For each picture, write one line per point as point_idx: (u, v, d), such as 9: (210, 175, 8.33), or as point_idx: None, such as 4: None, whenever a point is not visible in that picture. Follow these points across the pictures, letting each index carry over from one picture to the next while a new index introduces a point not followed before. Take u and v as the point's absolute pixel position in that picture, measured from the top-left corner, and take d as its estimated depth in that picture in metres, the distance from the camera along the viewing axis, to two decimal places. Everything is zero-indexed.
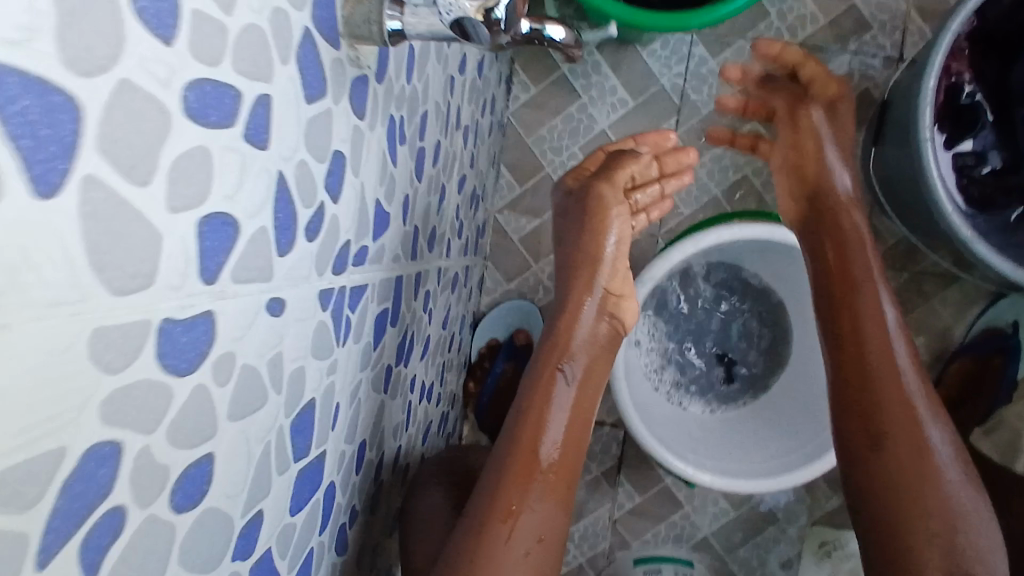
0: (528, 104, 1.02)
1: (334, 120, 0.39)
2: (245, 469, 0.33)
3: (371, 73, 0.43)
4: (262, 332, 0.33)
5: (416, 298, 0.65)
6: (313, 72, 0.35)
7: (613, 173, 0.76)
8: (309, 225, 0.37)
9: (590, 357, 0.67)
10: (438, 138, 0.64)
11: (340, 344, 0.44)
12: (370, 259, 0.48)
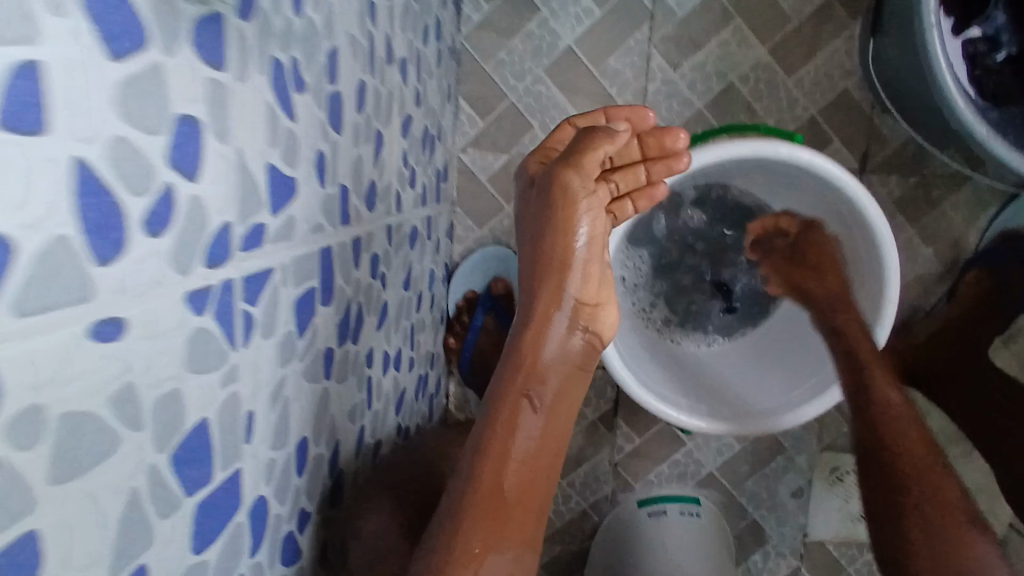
0: (482, 25, 0.90)
1: (171, 77, 0.30)
2: (100, 527, 0.28)
3: (226, 7, 0.34)
4: (93, 365, 0.26)
5: (358, 267, 0.58)
6: (116, 20, 0.26)
7: (588, 150, 0.57)
8: (150, 218, 0.29)
9: (561, 378, 0.55)
10: (361, 78, 0.55)
11: (239, 347, 0.37)
12: (272, 237, 0.41)
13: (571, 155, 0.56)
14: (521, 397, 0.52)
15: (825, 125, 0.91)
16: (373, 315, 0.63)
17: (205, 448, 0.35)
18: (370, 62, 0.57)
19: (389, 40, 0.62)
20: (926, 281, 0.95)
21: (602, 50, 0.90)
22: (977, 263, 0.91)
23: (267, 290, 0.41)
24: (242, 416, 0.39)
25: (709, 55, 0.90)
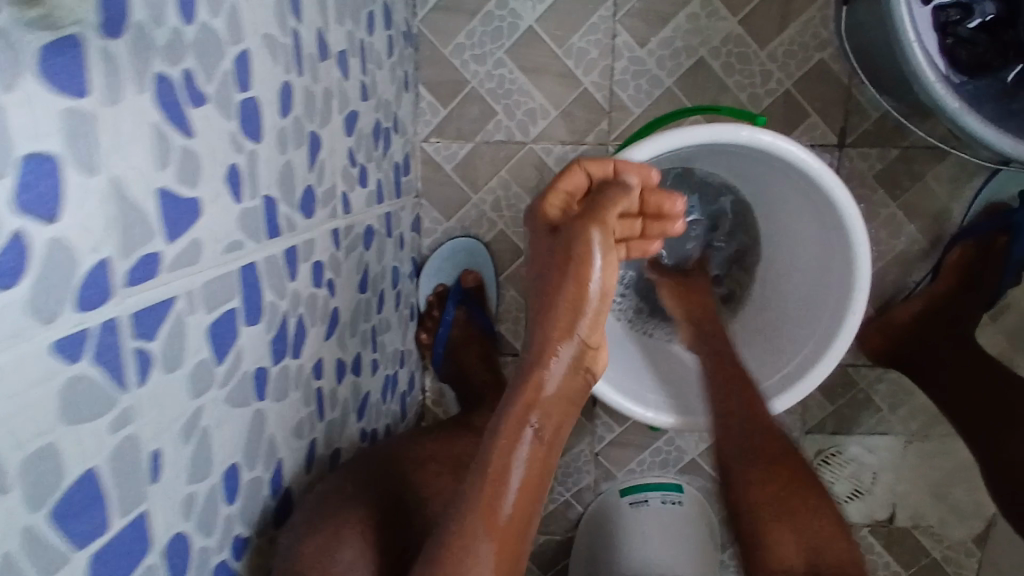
0: (439, 7, 0.86)
1: (14, 115, 0.28)
2: None
3: (88, 30, 0.31)
4: None
5: (295, 279, 0.55)
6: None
7: (605, 212, 0.52)
8: None
9: (562, 415, 0.50)
10: (284, 80, 0.52)
11: (133, 387, 0.36)
12: (168, 264, 0.38)
13: (594, 211, 0.52)
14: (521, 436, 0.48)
15: (802, 98, 0.87)
16: (320, 325, 0.61)
17: (98, 497, 0.34)
18: (296, 61, 0.54)
19: (321, 34, 0.59)
20: (910, 258, 0.91)
21: (566, 29, 0.86)
22: (963, 238, 0.88)
23: (167, 322, 0.39)
24: (144, 457, 0.37)
25: (678, 30, 0.86)
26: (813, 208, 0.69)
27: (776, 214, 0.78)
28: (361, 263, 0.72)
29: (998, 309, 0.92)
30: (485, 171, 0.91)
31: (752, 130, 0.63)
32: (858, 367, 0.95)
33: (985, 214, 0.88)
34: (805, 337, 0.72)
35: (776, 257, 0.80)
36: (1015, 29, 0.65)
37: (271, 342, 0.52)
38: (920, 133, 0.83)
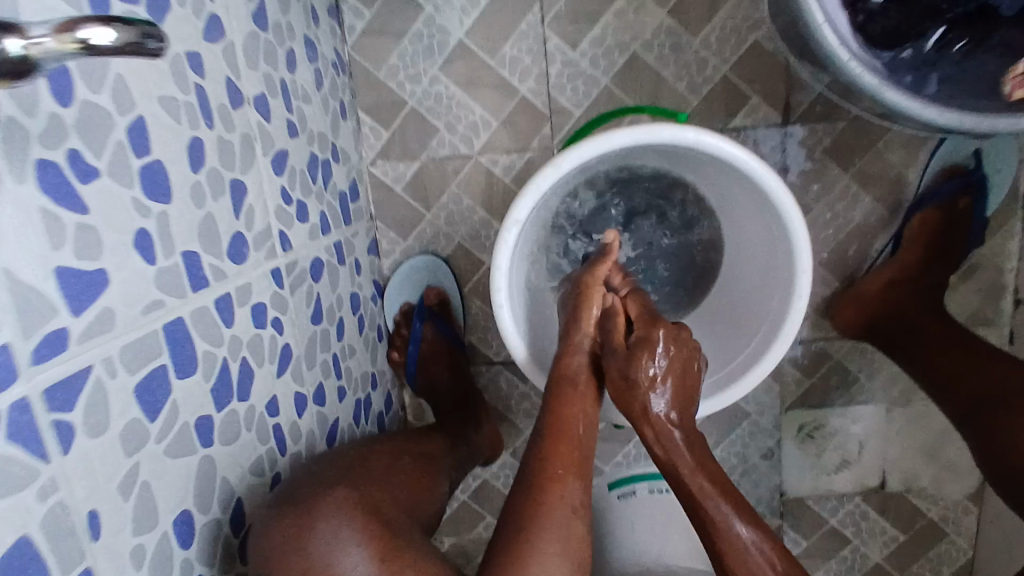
0: (368, 32, 0.88)
1: None
2: None
3: None
4: None
5: (232, 325, 0.57)
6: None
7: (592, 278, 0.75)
8: None
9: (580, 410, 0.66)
10: (193, 136, 0.53)
11: (54, 457, 0.37)
12: (79, 338, 0.40)
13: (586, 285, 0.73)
14: (565, 431, 0.65)
15: (740, 79, 0.87)
16: (269, 363, 0.63)
17: (33, 562, 0.36)
18: (204, 115, 0.55)
19: (232, 82, 0.60)
20: (869, 227, 0.90)
21: (494, 40, 0.87)
22: (919, 205, 0.87)
23: (86, 390, 0.40)
24: (77, 521, 0.39)
25: (607, 27, 0.86)
26: (751, 192, 0.69)
27: (719, 198, 0.77)
28: (312, 296, 0.74)
29: (968, 269, 0.91)
30: (434, 187, 0.92)
31: (673, 127, 0.63)
32: (833, 340, 0.95)
33: (947, 174, 0.87)
34: (760, 319, 0.72)
35: (732, 247, 0.80)
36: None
37: (211, 389, 0.53)
38: (853, 108, 0.83)
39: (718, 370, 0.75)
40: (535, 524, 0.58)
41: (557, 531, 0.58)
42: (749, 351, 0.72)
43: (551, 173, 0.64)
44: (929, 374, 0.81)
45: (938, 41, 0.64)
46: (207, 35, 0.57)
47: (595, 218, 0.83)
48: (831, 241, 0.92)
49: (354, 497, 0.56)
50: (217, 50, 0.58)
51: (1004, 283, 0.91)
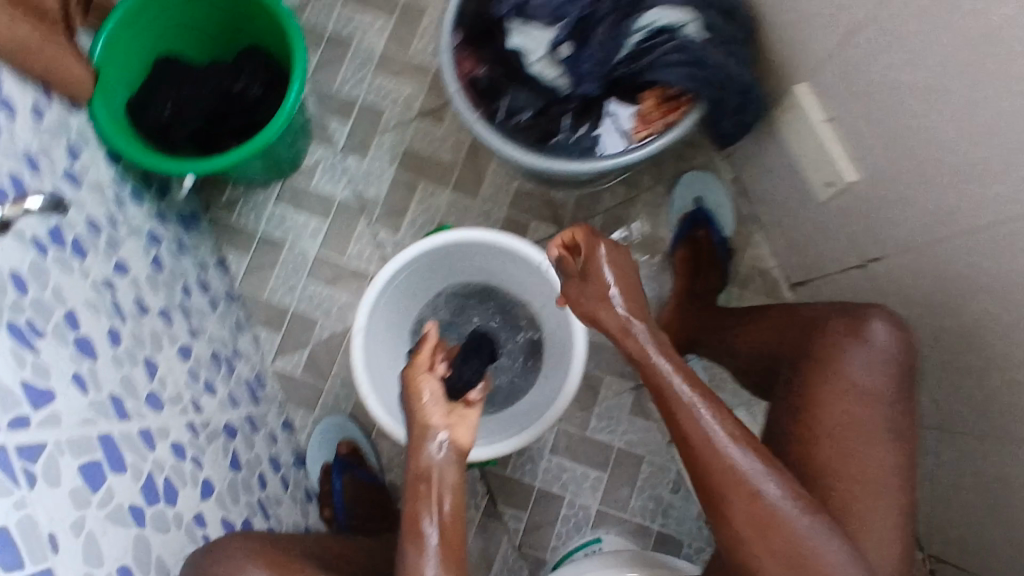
0: (248, 270, 1.18)
1: None
2: None
3: None
4: None
5: (154, 450, 0.74)
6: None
7: (418, 373, 0.73)
8: None
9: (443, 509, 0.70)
10: (110, 324, 0.76)
11: (26, 487, 0.54)
12: (38, 424, 0.58)
13: (411, 385, 0.73)
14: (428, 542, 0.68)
15: (517, 215, 1.21)
16: (192, 488, 0.79)
17: (8, 549, 0.50)
18: (117, 313, 0.79)
19: (138, 297, 0.85)
20: (653, 279, 1.20)
21: (342, 244, 1.19)
22: (677, 247, 1.16)
23: (43, 457, 0.57)
24: (43, 536, 0.54)
25: (415, 213, 1.21)
26: (522, 262, 0.97)
27: (507, 288, 1.04)
28: (228, 450, 0.91)
29: (743, 278, 1.18)
30: (326, 362, 1.16)
31: (441, 234, 0.92)
32: None
33: (682, 218, 1.18)
34: (568, 339, 0.95)
35: (540, 314, 1.04)
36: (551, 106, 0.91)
37: (141, 488, 0.69)
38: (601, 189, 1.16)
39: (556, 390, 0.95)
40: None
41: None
42: (568, 363, 0.93)
43: (374, 290, 0.90)
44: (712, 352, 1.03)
45: (575, 124, 0.92)
46: (117, 270, 0.83)
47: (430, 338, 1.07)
48: None
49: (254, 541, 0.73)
50: (124, 279, 0.84)
51: (776, 279, 1.17)
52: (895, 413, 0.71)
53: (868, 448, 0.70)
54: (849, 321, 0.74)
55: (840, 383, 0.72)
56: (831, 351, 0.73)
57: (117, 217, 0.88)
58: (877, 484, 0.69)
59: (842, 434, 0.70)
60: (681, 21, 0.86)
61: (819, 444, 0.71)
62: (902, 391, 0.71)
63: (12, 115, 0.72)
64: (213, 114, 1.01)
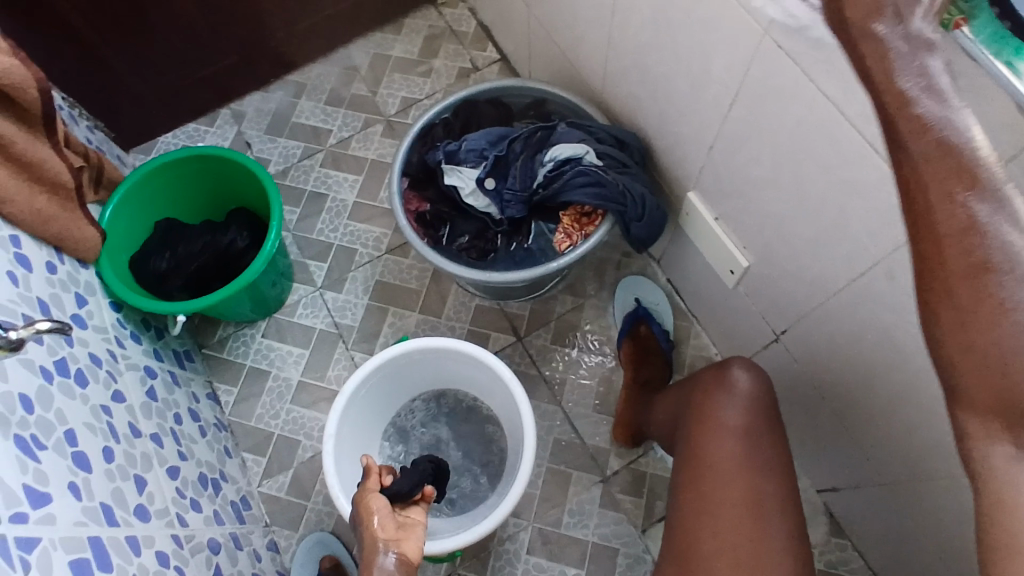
0: (237, 400, 1.30)
1: None
2: None
3: None
4: None
5: (140, 555, 0.81)
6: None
7: (367, 496, 0.81)
8: None
9: None
10: (104, 443, 0.87)
11: (21, 572, 0.62)
12: (35, 520, 0.68)
13: (360, 507, 0.81)
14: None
15: (479, 328, 1.35)
16: None
17: None
18: (112, 435, 0.90)
19: (132, 423, 0.96)
20: (608, 374, 1.31)
21: (322, 368, 1.32)
22: (622, 343, 1.29)
23: (37, 549, 0.66)
24: None
25: (387, 334, 1.35)
26: (471, 363, 1.09)
27: (465, 388, 1.16)
28: (211, 563, 0.96)
29: (687, 366, 1.31)
30: (309, 480, 1.24)
31: (398, 345, 1.04)
32: (637, 459, 1.26)
33: (625, 316, 1.32)
34: (520, 425, 1.05)
35: (496, 409, 1.14)
36: (485, 228, 1.11)
37: None
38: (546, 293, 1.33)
39: (513, 472, 1.04)
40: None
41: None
42: (522, 447, 1.03)
43: (342, 398, 1.01)
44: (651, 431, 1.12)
45: (508, 240, 1.12)
46: (114, 398, 0.95)
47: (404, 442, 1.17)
48: (591, 395, 1.30)
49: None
50: (120, 406, 0.96)
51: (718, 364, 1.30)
52: (767, 442, 0.78)
53: (748, 478, 0.75)
54: (715, 373, 0.85)
55: (716, 425, 0.80)
56: (705, 402, 0.83)
57: (117, 353, 1.02)
58: (767, 511, 0.74)
59: (725, 470, 0.77)
60: (581, 151, 1.06)
61: (711, 486, 0.76)
62: (768, 423, 0.80)
63: (29, 272, 0.88)
64: (209, 265, 1.18)
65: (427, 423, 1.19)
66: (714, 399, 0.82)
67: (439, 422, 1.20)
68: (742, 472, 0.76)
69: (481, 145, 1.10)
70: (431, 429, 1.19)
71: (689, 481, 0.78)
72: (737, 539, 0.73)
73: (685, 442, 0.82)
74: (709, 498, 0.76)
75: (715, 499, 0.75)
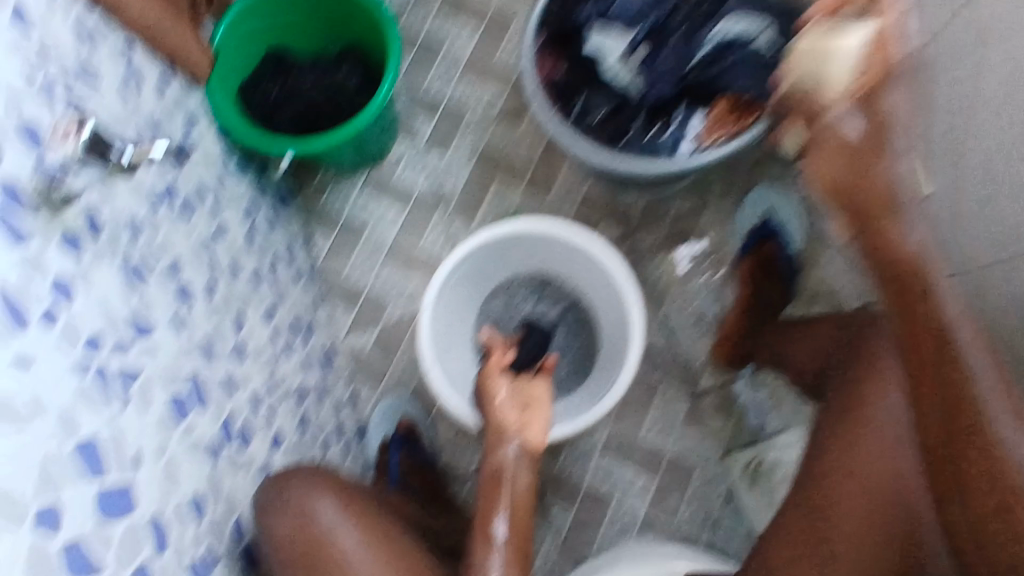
0: (330, 250, 1.27)
1: (48, 256, 0.59)
2: (29, 470, 0.50)
3: (83, 231, 0.64)
4: (13, 378, 0.51)
5: (235, 395, 0.82)
6: (13, 227, 0.56)
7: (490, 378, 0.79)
8: (43, 315, 0.57)
9: (522, 524, 0.71)
10: (208, 278, 0.85)
11: (119, 404, 0.62)
12: (136, 351, 0.67)
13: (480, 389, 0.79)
14: (496, 528, 0.69)
15: (587, 215, 1.25)
16: (264, 436, 0.86)
17: (97, 454, 0.57)
18: (214, 270, 0.88)
19: (233, 260, 0.94)
20: (718, 287, 1.21)
21: (418, 233, 1.27)
22: (742, 257, 1.17)
23: (136, 381, 0.66)
24: (128, 453, 0.61)
25: (488, 207, 1.27)
26: (581, 254, 1.00)
27: (567, 278, 1.08)
28: (299, 409, 0.98)
29: (807, 296, 1.19)
30: (394, 341, 1.23)
31: (507, 223, 0.96)
32: (733, 382, 1.18)
33: (750, 229, 1.19)
34: (624, 329, 0.97)
35: (597, 306, 1.06)
36: (621, 106, 0.98)
37: (219, 426, 0.76)
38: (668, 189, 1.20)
39: (608, 376, 0.99)
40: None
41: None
42: (623, 351, 0.96)
43: (443, 270, 0.95)
44: (767, 356, 1.06)
45: (645, 121, 0.97)
46: (218, 232, 0.93)
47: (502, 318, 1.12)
48: (695, 307, 1.21)
49: (329, 474, 0.77)
50: (223, 240, 0.93)
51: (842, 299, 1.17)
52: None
53: (905, 448, 0.77)
54: (888, 327, 0.84)
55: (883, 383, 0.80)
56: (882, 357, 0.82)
57: (222, 187, 0.98)
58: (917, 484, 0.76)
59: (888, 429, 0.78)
60: (757, 31, 0.94)
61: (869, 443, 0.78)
62: None
63: (139, 86, 0.82)
64: (322, 106, 1.12)
65: (524, 304, 1.13)
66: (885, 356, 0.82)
67: (534, 305, 1.13)
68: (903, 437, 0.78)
69: (639, 6, 0.95)
70: (526, 313, 1.13)
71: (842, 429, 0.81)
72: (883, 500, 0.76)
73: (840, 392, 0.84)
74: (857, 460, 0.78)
75: (864, 460, 0.78)
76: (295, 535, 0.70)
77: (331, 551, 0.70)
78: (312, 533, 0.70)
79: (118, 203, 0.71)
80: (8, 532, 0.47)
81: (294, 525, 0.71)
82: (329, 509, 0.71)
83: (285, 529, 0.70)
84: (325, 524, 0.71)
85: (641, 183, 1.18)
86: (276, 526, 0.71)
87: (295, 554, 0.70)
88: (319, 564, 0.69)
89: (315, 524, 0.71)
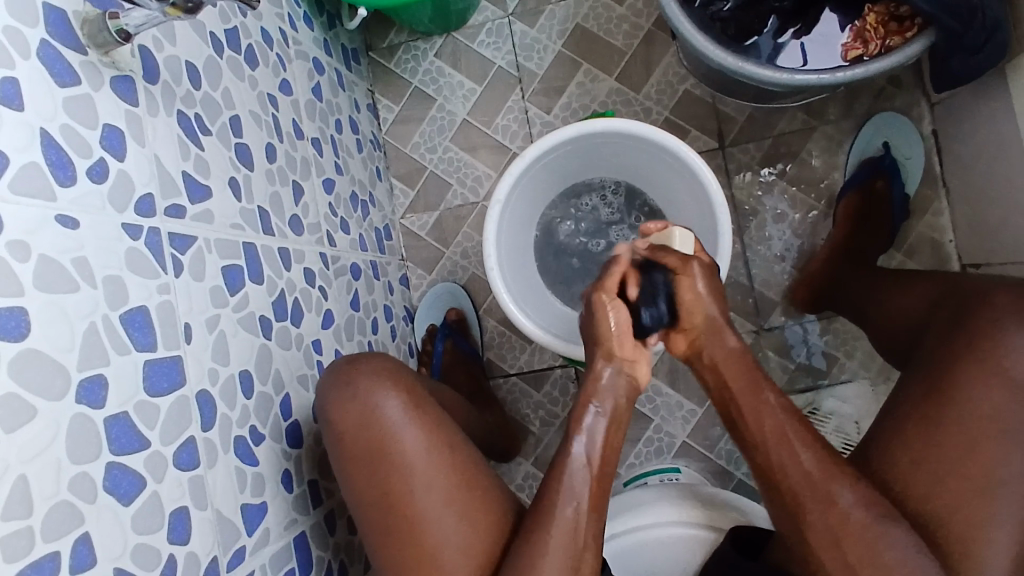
0: (396, 121, 1.18)
1: (98, 102, 0.52)
2: (73, 339, 0.47)
3: (138, 75, 0.57)
4: (57, 237, 0.47)
5: (289, 270, 0.78)
6: (59, 65, 0.49)
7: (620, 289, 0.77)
8: (92, 169, 0.51)
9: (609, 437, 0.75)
10: (268, 140, 0.79)
11: (172, 273, 0.58)
12: (192, 217, 0.62)
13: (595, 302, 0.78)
14: (579, 447, 0.72)
15: (679, 120, 1.12)
16: (315, 315, 0.83)
17: (146, 325, 0.54)
18: (275, 131, 0.81)
19: (296, 121, 0.87)
20: (812, 221, 1.09)
21: (490, 114, 1.16)
22: (847, 192, 1.04)
23: (191, 249, 0.61)
24: (179, 327, 0.58)
25: (571, 96, 1.14)
26: (675, 163, 0.89)
27: (653, 187, 0.98)
28: (351, 289, 0.95)
29: (910, 245, 1.06)
30: (451, 229, 1.17)
31: (597, 121, 0.85)
32: (804, 325, 1.09)
33: (863, 162, 1.05)
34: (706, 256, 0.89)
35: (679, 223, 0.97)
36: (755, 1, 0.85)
37: (272, 302, 0.73)
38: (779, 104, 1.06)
39: None
40: (540, 550, 0.65)
41: (561, 541, 0.66)
42: None
43: (520, 163, 0.86)
44: (851, 307, 0.96)
45: (778, 27, 0.86)
46: (282, 89, 0.85)
47: (572, 216, 1.04)
48: (781, 239, 1.10)
49: (397, 367, 0.75)
50: (286, 99, 0.85)
51: (948, 253, 1.05)
52: None
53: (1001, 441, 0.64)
54: (1018, 298, 0.69)
55: (997, 368, 0.66)
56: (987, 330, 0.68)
57: (289, 36, 0.89)
58: (1004, 482, 0.64)
59: (977, 417, 0.65)
60: None
61: (952, 426, 0.66)
62: None
63: None
64: None
65: (601, 206, 1.04)
66: (1003, 333, 0.67)
67: (610, 209, 1.04)
68: (998, 425, 0.65)
69: None
70: (598, 218, 1.05)
71: (920, 404, 0.68)
72: (963, 500, 0.64)
73: (934, 362, 0.70)
74: (916, 448, 0.67)
75: (946, 445, 0.66)
76: (361, 428, 0.69)
77: (395, 446, 0.68)
78: (379, 427, 0.69)
79: (177, 44, 0.63)
80: (50, 404, 0.44)
81: (358, 417, 0.69)
82: (393, 404, 0.70)
83: (345, 418, 0.69)
84: (390, 418, 0.69)
85: (750, 94, 1.04)
86: (340, 418, 0.69)
87: (359, 447, 0.69)
88: (386, 458, 0.68)
89: (376, 416, 0.69)
